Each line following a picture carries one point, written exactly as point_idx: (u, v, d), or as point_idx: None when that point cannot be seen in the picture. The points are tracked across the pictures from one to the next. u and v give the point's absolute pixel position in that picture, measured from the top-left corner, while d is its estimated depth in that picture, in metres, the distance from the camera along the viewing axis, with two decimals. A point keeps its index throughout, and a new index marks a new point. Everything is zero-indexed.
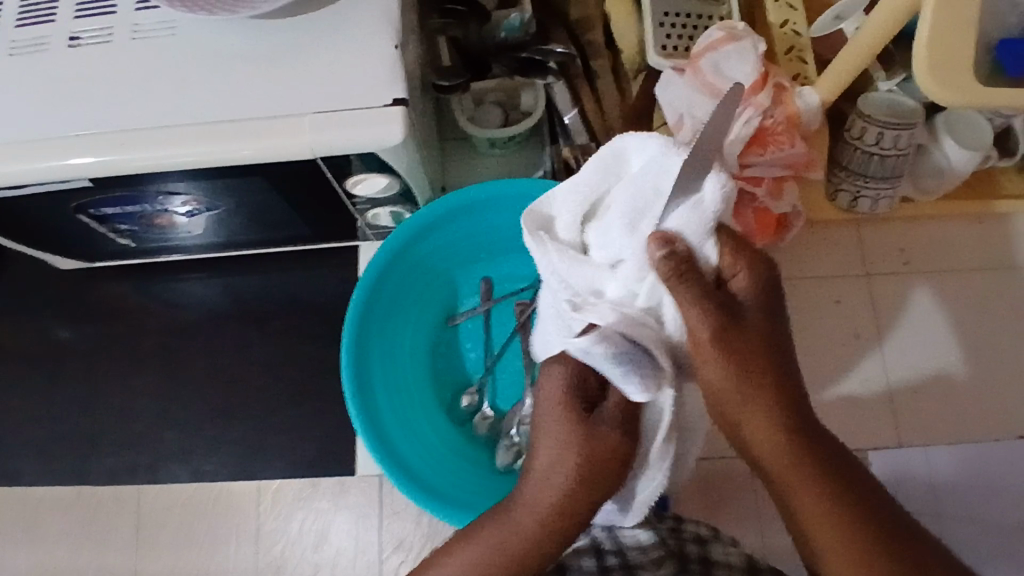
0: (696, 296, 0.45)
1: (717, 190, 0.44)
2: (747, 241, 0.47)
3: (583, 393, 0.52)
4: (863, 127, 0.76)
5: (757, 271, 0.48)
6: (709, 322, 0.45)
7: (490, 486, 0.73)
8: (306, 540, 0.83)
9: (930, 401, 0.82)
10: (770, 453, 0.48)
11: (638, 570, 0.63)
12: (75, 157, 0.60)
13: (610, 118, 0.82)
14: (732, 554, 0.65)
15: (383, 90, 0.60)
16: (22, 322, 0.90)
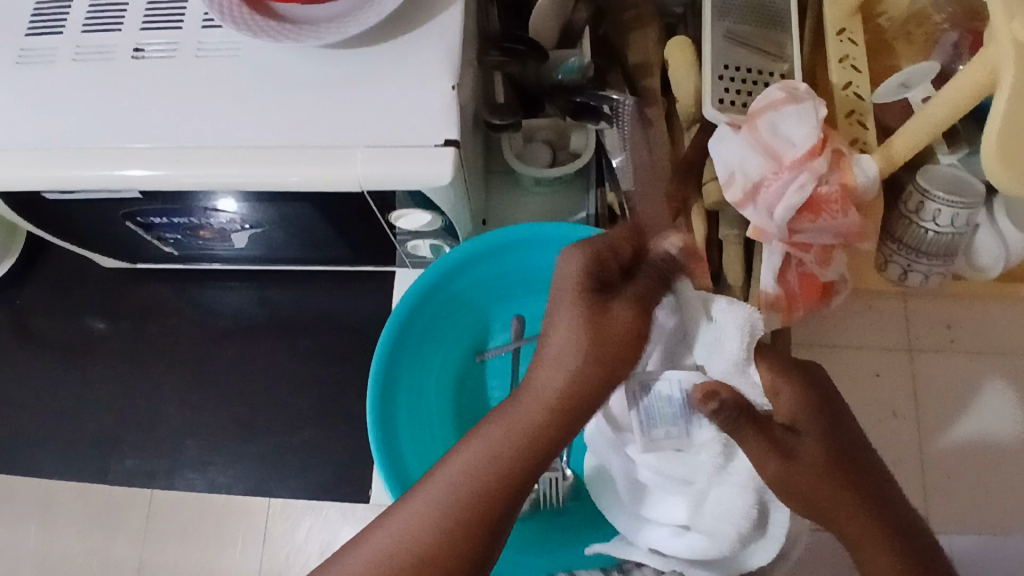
0: (764, 442, 0.49)
1: (742, 318, 0.53)
2: (790, 366, 0.52)
3: (595, 275, 0.52)
4: (921, 201, 0.74)
5: (803, 394, 0.51)
6: (763, 449, 0.49)
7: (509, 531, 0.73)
8: (311, 549, 0.84)
9: (970, 492, 0.79)
10: (855, 532, 0.48)
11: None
12: (129, 171, 0.61)
13: (660, 165, 0.80)
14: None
15: (436, 129, 0.59)
16: (59, 313, 0.92)
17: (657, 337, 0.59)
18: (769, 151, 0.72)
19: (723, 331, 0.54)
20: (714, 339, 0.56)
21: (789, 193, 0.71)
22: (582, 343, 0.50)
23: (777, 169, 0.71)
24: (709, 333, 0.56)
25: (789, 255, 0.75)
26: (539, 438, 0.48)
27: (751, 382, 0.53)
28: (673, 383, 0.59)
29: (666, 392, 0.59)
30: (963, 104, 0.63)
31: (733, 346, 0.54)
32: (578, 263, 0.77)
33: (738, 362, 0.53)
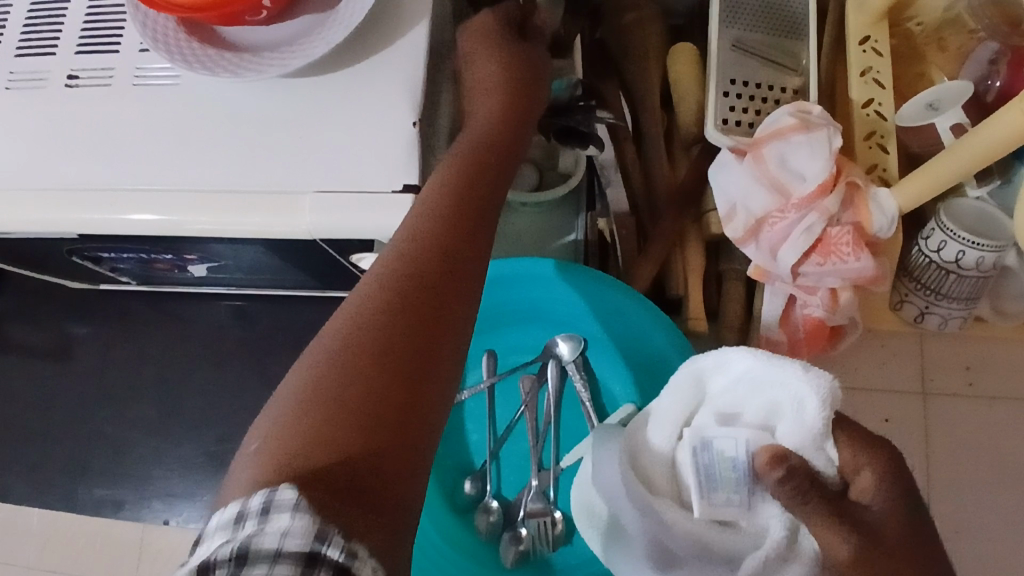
0: (838, 524, 0.41)
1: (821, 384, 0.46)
2: (872, 441, 0.45)
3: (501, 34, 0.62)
4: (943, 240, 0.66)
5: (887, 469, 0.43)
6: (848, 543, 0.41)
7: None
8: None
9: (988, 552, 0.73)
10: None
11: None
12: (62, 214, 0.56)
13: (656, 192, 0.74)
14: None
15: (393, 172, 0.53)
16: (33, 329, 0.90)
17: (689, 389, 0.54)
18: (776, 185, 0.65)
19: (794, 393, 0.47)
20: (771, 391, 0.49)
21: (795, 234, 0.64)
22: (488, 118, 0.58)
23: (784, 205, 0.65)
24: (765, 386, 0.49)
25: (793, 297, 0.69)
26: (468, 195, 0.50)
27: (822, 454, 0.45)
28: (738, 441, 0.49)
29: (716, 451, 0.49)
30: (997, 147, 0.56)
31: (812, 409, 0.46)
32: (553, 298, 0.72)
33: (810, 426, 0.46)
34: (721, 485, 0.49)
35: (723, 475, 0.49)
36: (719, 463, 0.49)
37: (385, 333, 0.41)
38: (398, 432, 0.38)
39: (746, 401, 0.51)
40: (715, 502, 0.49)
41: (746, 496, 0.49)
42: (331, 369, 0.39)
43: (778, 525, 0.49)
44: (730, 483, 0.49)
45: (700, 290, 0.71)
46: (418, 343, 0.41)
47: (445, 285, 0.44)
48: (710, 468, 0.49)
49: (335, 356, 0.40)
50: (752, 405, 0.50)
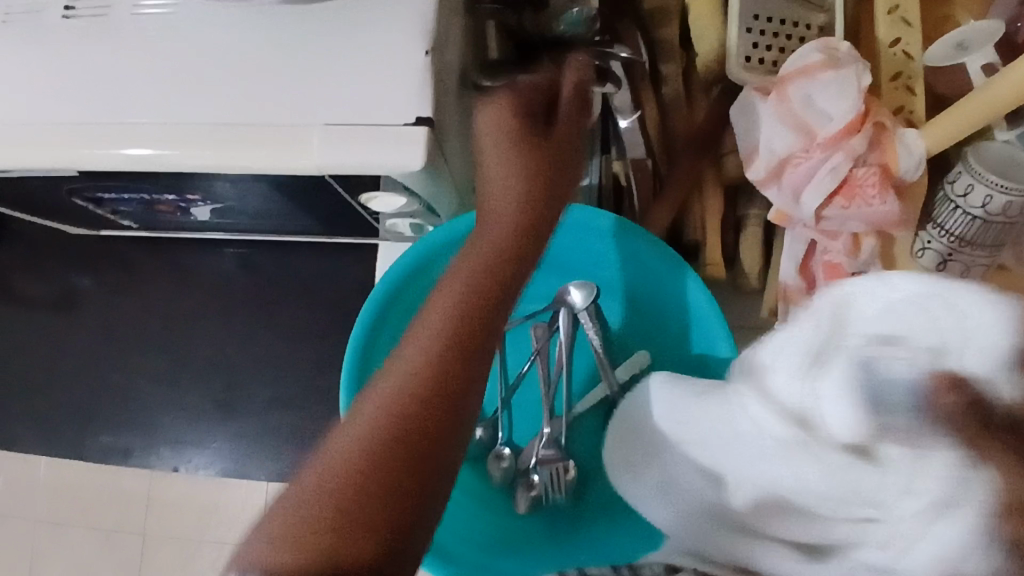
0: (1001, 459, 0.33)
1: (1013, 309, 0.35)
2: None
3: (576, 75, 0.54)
4: (969, 184, 0.65)
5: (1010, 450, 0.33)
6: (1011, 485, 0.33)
7: (512, 538, 0.69)
8: None
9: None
10: None
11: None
12: (62, 152, 0.54)
13: (674, 136, 0.71)
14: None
15: (405, 104, 0.51)
16: (35, 279, 0.88)
17: (825, 316, 0.40)
18: (801, 124, 0.62)
19: (965, 319, 0.36)
20: (930, 317, 0.37)
21: (820, 174, 0.61)
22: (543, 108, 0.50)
23: (808, 145, 0.62)
24: (924, 306, 0.37)
25: (813, 242, 0.67)
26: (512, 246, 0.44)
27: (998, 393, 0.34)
28: (892, 361, 0.37)
29: (846, 387, 0.37)
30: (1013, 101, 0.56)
31: (997, 332, 0.35)
32: (568, 245, 0.70)
33: (981, 355, 0.35)
34: (861, 427, 0.37)
35: (866, 413, 0.37)
36: (856, 402, 0.37)
37: (430, 397, 0.37)
38: (409, 500, 0.34)
39: (913, 321, 0.37)
40: (841, 443, 0.39)
41: (895, 440, 0.36)
42: (370, 428, 0.35)
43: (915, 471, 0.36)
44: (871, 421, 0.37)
45: (717, 237, 0.69)
46: (454, 425, 0.37)
47: (473, 377, 0.38)
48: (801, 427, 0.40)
49: (381, 410, 0.36)
50: (924, 329, 0.37)
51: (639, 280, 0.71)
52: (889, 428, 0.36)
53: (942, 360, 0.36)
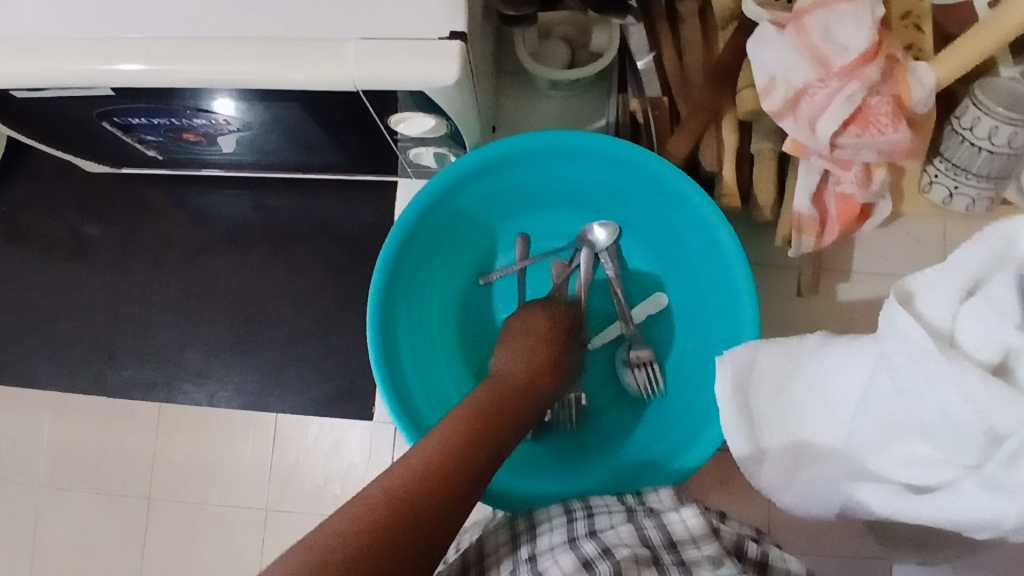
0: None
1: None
2: None
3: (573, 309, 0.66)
4: (977, 117, 0.66)
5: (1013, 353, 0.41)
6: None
7: (531, 460, 0.72)
8: (320, 449, 0.86)
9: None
10: None
11: (694, 568, 0.55)
12: (93, 65, 0.54)
13: (691, 70, 0.72)
14: (791, 561, 0.58)
15: (438, 19, 0.52)
16: (59, 215, 0.92)
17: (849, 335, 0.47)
18: (818, 54, 0.63)
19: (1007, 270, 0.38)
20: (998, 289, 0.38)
21: (836, 103, 0.63)
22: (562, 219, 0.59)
23: (825, 76, 0.63)
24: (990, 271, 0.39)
25: (827, 173, 0.69)
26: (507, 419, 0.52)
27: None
28: (937, 325, 0.40)
29: (893, 360, 0.41)
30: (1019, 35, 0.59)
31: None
32: (590, 178, 0.73)
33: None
34: (891, 395, 0.42)
35: (899, 385, 0.41)
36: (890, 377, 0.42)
37: (465, 464, 0.45)
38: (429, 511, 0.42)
39: (955, 290, 0.40)
40: (876, 407, 0.44)
41: (947, 406, 0.39)
42: (399, 486, 0.42)
43: (962, 432, 0.39)
44: (913, 390, 0.40)
45: (731, 169, 0.71)
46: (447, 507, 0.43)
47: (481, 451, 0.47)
48: (912, 388, 0.40)
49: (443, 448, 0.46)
50: (977, 295, 0.39)
51: (655, 214, 0.73)
52: (917, 399, 0.40)
53: (982, 323, 0.38)
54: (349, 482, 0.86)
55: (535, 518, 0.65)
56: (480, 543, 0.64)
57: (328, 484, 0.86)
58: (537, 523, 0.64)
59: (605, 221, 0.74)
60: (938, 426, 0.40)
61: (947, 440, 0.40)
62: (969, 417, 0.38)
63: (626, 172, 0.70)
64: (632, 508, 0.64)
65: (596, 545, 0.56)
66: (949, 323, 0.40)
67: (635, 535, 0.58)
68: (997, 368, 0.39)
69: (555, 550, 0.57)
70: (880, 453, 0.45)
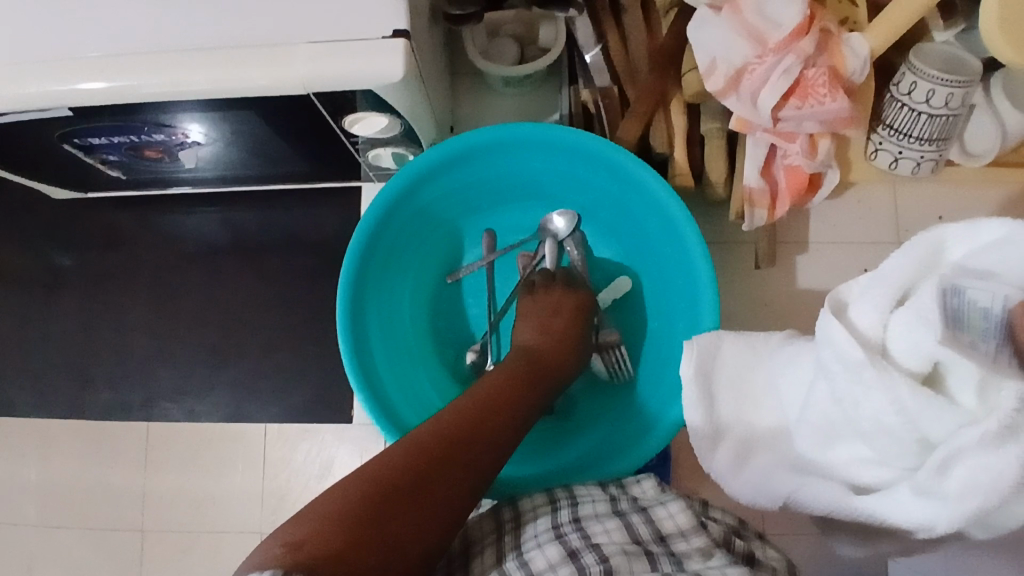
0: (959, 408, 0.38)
1: (995, 240, 0.38)
2: None
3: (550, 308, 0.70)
4: (914, 82, 0.68)
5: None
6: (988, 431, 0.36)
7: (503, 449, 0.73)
8: (311, 469, 0.85)
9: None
10: None
11: (685, 559, 0.55)
12: (48, 86, 0.55)
13: (637, 58, 0.74)
14: (772, 557, 0.61)
15: (381, 18, 0.54)
16: (30, 243, 0.92)
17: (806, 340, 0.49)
18: (753, 32, 0.66)
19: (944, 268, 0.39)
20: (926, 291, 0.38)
21: (774, 77, 0.65)
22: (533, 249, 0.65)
23: (762, 53, 0.66)
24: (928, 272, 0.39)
25: (774, 147, 0.71)
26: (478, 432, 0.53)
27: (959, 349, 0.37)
28: (873, 332, 0.40)
29: (831, 365, 0.42)
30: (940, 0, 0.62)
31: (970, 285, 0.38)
32: (547, 169, 0.75)
33: (958, 316, 0.38)
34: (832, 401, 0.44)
35: (838, 389, 0.42)
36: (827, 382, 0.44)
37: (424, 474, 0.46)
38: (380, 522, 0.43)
39: (885, 299, 0.40)
40: (823, 409, 0.45)
41: (884, 412, 0.40)
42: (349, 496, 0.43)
43: (901, 432, 0.40)
44: (849, 393, 0.42)
45: (683, 151, 0.73)
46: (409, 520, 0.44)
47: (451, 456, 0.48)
48: (848, 395, 0.42)
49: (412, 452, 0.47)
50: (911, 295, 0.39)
51: (613, 199, 0.75)
52: (853, 404, 0.42)
53: (924, 329, 0.38)
54: None
55: (520, 509, 0.65)
56: (466, 532, 0.64)
57: None
58: (521, 514, 0.64)
59: (564, 209, 0.77)
60: (881, 429, 0.41)
61: (886, 444, 0.42)
62: (906, 423, 0.40)
63: (581, 160, 0.71)
64: (615, 497, 0.64)
65: (583, 539, 0.57)
66: (889, 333, 0.40)
67: (624, 529, 0.58)
68: (929, 377, 0.40)
69: (541, 542, 0.59)
70: (832, 455, 0.46)
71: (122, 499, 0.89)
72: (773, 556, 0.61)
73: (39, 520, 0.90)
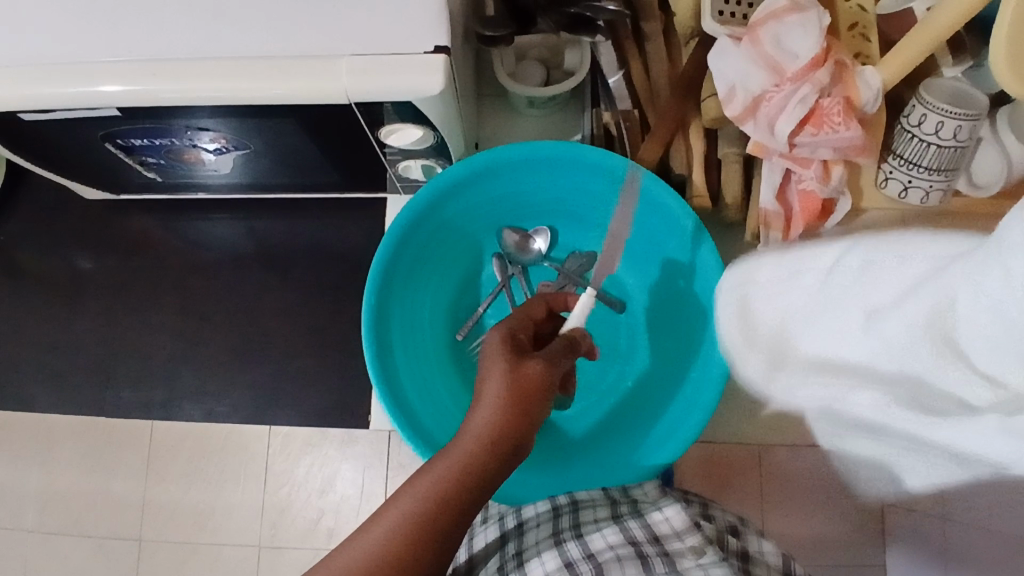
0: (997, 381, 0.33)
1: None
2: None
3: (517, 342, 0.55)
4: (923, 114, 0.71)
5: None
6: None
7: None
8: (311, 486, 0.89)
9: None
10: None
11: (677, 557, 0.55)
12: (101, 86, 0.57)
13: (657, 85, 0.77)
14: (768, 552, 0.62)
15: (424, 35, 0.56)
16: (56, 242, 0.94)
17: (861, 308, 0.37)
18: (771, 62, 0.68)
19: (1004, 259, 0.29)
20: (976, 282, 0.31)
21: (791, 105, 0.68)
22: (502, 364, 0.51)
23: (779, 81, 0.68)
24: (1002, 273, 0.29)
25: (789, 172, 0.74)
26: (463, 499, 0.46)
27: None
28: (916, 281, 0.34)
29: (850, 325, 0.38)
30: (944, 32, 0.63)
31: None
32: (569, 186, 0.77)
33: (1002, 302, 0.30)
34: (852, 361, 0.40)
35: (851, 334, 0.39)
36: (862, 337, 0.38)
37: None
38: None
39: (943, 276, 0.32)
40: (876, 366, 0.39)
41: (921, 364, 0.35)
42: None
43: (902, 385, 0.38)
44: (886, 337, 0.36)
45: (701, 174, 0.77)
46: None
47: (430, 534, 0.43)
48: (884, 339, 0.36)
49: (384, 551, 0.42)
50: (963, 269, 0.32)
51: None
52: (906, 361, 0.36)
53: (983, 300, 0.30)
54: (341, 517, 0.88)
55: (525, 519, 0.68)
56: (472, 552, 0.67)
57: (322, 518, 0.88)
58: (525, 522, 0.67)
59: (539, 228, 0.83)
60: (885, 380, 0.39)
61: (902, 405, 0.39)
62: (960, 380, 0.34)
63: (602, 179, 0.74)
64: (616, 500, 0.68)
65: (582, 550, 0.59)
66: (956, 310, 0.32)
67: (619, 534, 0.60)
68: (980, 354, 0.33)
69: (542, 552, 0.61)
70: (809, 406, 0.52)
71: (132, 498, 0.90)
72: (770, 550, 0.62)
73: (49, 510, 0.91)
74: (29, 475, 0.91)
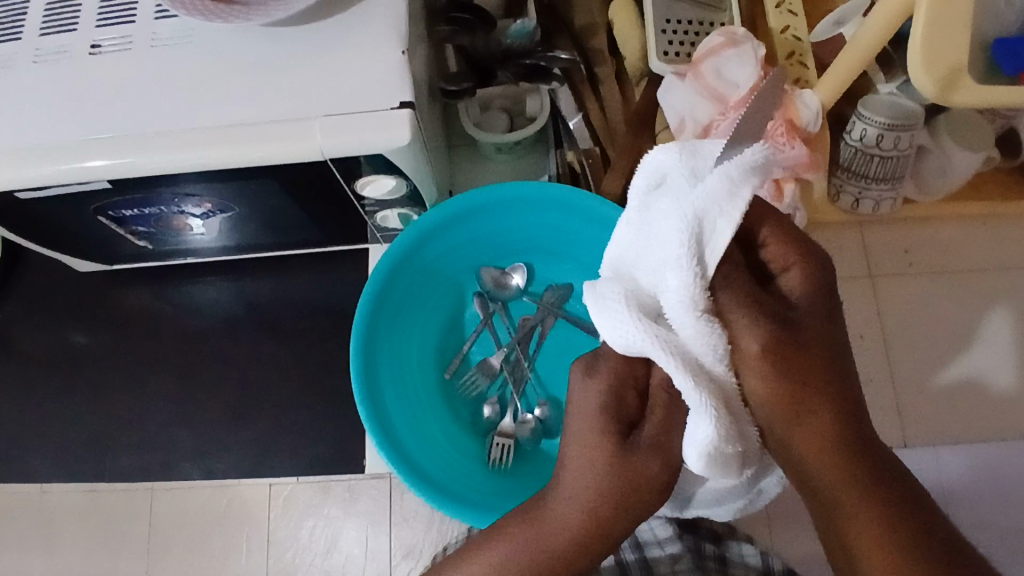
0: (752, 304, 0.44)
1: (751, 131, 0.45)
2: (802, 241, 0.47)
3: (621, 415, 0.51)
4: (863, 128, 0.77)
5: (815, 271, 0.46)
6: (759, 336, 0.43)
7: (499, 491, 0.76)
8: (316, 547, 0.90)
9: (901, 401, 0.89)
10: (826, 476, 0.44)
11: (654, 564, 0.66)
12: (89, 160, 0.61)
13: (614, 123, 0.82)
14: (748, 554, 0.69)
15: (390, 93, 0.61)
16: (52, 319, 0.98)
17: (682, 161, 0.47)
18: (715, 94, 0.73)
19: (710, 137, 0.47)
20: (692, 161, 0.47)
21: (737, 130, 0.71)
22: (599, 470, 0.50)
23: (725, 110, 0.73)
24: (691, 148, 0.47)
25: None
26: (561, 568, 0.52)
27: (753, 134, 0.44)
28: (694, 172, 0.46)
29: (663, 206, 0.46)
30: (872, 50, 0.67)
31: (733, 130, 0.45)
32: (538, 221, 0.81)
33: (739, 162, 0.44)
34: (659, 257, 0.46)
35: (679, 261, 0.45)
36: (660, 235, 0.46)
37: None
38: None
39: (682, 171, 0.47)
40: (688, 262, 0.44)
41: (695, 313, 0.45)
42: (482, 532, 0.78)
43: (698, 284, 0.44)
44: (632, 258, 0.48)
45: None
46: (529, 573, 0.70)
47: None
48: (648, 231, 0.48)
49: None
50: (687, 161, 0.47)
51: (599, 249, 0.82)
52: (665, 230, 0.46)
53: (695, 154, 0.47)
54: None
55: None
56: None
57: None
58: None
59: (515, 265, 0.87)
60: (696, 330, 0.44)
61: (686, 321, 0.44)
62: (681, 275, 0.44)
63: (570, 213, 0.79)
64: None
65: None
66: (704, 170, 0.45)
67: None
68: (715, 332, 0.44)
69: None
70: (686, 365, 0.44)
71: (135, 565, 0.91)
72: (752, 554, 0.69)
73: None
74: (32, 551, 0.92)
